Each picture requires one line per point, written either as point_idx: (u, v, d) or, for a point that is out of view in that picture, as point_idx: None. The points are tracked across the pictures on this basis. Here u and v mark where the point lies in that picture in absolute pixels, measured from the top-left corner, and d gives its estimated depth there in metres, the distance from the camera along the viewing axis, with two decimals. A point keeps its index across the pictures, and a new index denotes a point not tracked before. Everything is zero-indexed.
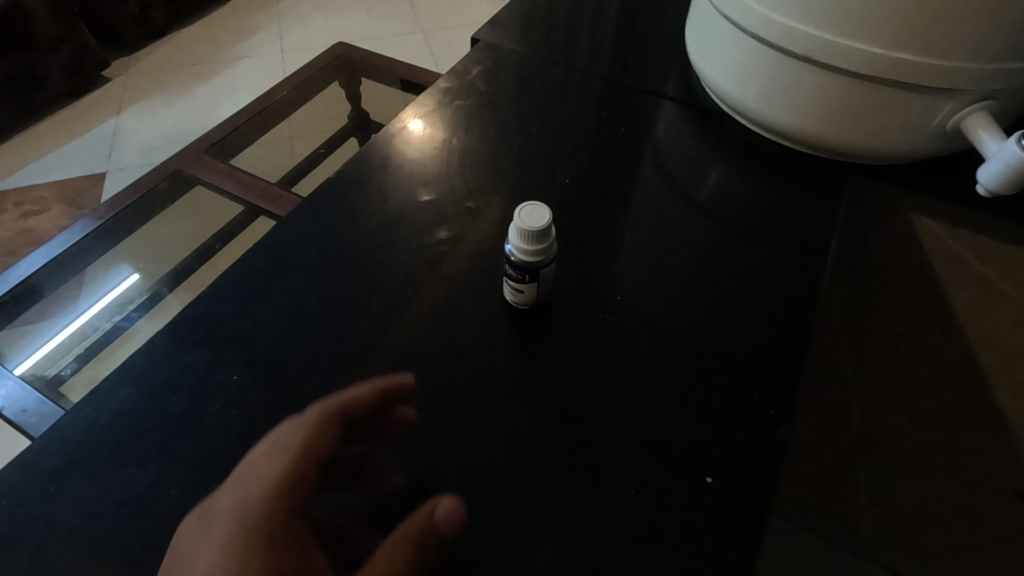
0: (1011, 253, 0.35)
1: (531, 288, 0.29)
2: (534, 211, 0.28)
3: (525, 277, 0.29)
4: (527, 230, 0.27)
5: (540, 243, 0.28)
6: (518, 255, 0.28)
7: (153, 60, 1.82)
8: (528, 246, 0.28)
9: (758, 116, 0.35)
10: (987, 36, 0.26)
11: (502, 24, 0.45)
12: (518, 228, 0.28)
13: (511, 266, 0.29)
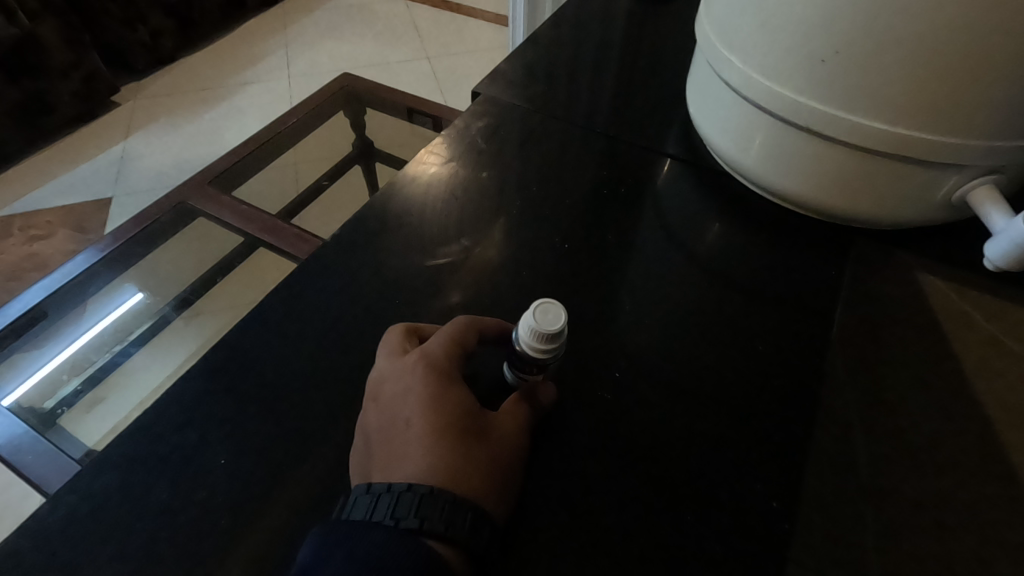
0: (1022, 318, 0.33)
1: (536, 377, 0.29)
2: (551, 313, 0.27)
3: (532, 369, 0.29)
4: (545, 334, 0.27)
5: (556, 343, 0.27)
6: (529, 352, 0.28)
7: (163, 87, 1.86)
8: (535, 344, 0.27)
9: (759, 179, 0.35)
10: (993, 113, 0.26)
11: (502, 76, 0.45)
12: (533, 331, 0.27)
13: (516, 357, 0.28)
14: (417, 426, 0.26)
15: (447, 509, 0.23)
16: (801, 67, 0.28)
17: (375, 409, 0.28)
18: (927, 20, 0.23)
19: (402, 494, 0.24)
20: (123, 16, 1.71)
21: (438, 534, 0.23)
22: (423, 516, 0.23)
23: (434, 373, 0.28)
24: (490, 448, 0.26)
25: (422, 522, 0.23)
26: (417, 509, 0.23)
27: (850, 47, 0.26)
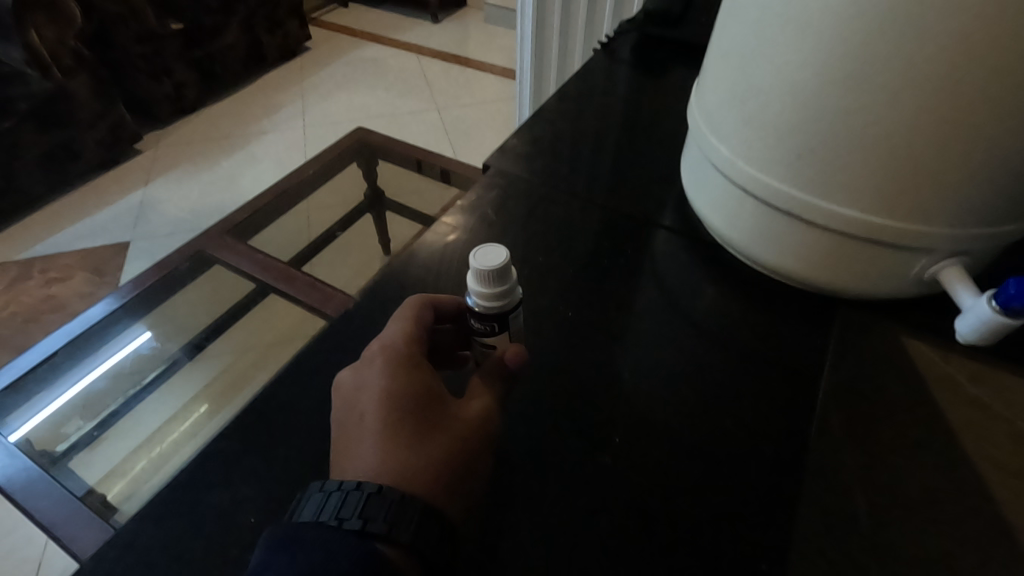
0: (1002, 380, 0.35)
1: (501, 330, 0.32)
2: (478, 261, 0.29)
3: (496, 318, 0.31)
4: (487, 269, 0.29)
5: (501, 277, 0.30)
6: (483, 293, 0.30)
7: (183, 135, 1.95)
8: (489, 297, 0.30)
9: (748, 253, 0.37)
10: (951, 206, 0.29)
11: (510, 150, 0.49)
12: (477, 269, 0.30)
13: (482, 328, 0.32)
14: (375, 417, 0.29)
15: (392, 512, 0.25)
16: (782, 160, 0.31)
17: (344, 406, 0.30)
18: (894, 125, 0.27)
19: (348, 495, 0.25)
20: (149, 70, 1.82)
21: (381, 533, 0.24)
22: (364, 516, 0.24)
23: (398, 374, 0.30)
24: (441, 441, 0.29)
25: (364, 523, 0.24)
26: (361, 511, 0.24)
27: (828, 146, 0.29)
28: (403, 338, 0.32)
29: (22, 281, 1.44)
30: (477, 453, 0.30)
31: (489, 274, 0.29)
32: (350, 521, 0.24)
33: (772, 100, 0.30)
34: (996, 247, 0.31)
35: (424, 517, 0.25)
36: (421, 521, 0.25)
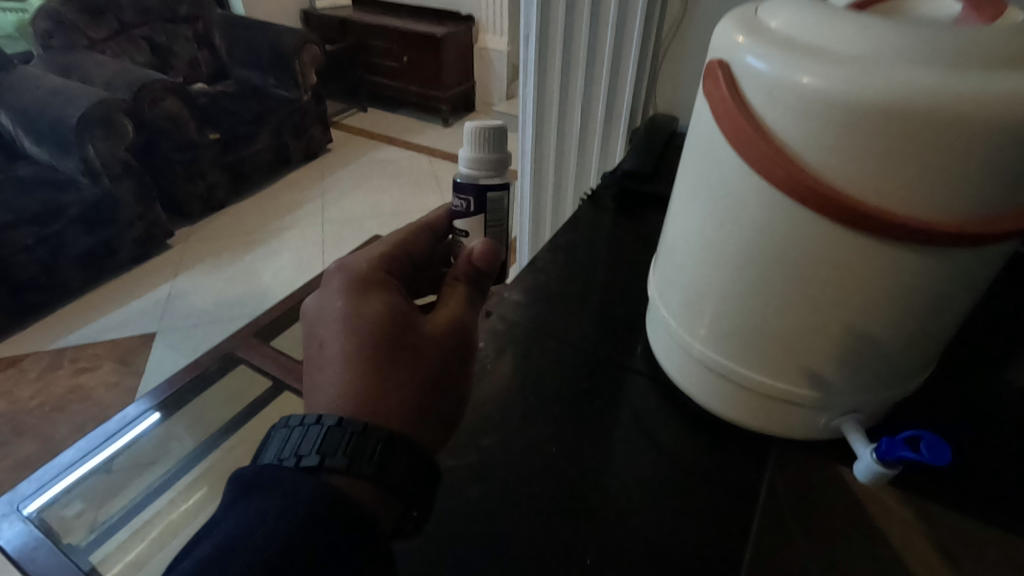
0: (920, 506, 0.41)
1: (478, 188, 0.47)
2: (477, 128, 0.46)
3: (479, 172, 0.47)
4: (483, 127, 0.46)
5: (490, 137, 0.46)
6: (476, 146, 0.46)
7: (212, 231, 2.11)
8: (475, 161, 0.47)
9: (696, 398, 0.46)
10: (833, 377, 0.38)
11: (509, 299, 0.60)
12: (476, 129, 0.46)
13: (469, 185, 0.47)
14: (343, 335, 0.41)
15: (344, 451, 0.35)
16: (710, 336, 0.41)
17: (323, 327, 0.43)
18: (785, 326, 0.37)
19: (309, 435, 0.35)
20: (187, 175, 2.02)
21: (332, 465, 0.34)
22: (321, 453, 0.34)
23: (363, 303, 0.44)
24: (394, 352, 0.41)
25: (320, 459, 0.34)
26: (318, 450, 0.35)
27: (745, 333, 0.39)
28: (366, 283, 0.46)
29: (53, 370, 1.54)
30: (424, 361, 0.42)
31: (483, 132, 0.46)
32: (308, 457, 0.34)
33: (699, 291, 0.41)
34: (877, 408, 0.41)
35: (369, 447, 0.36)
36: (365, 454, 0.35)
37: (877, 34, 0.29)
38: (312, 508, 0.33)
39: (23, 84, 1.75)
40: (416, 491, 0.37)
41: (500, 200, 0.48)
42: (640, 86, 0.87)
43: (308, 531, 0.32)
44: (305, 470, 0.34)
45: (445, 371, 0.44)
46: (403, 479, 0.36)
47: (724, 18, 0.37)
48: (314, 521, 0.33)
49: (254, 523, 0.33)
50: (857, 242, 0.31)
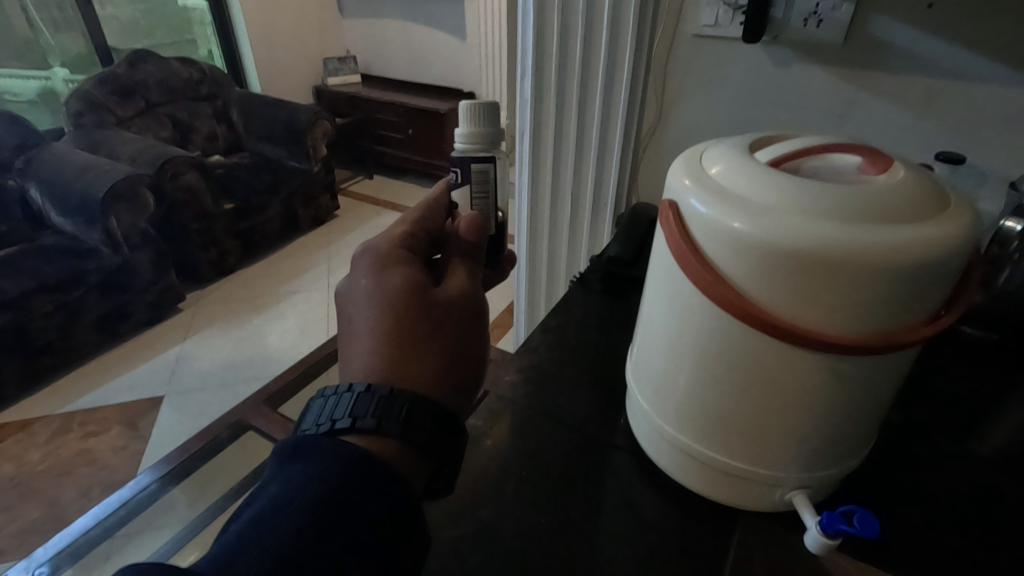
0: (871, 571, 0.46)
1: (468, 159, 0.58)
2: (472, 107, 0.58)
3: (469, 143, 0.58)
4: (473, 107, 0.58)
5: (479, 114, 0.58)
6: (467, 121, 0.58)
7: (221, 295, 2.19)
8: (468, 134, 0.58)
9: (671, 473, 0.52)
10: (782, 456, 0.45)
11: (505, 379, 0.67)
12: (468, 109, 0.58)
13: (457, 156, 0.59)
14: (370, 309, 0.45)
15: (375, 414, 0.38)
16: (677, 420, 0.48)
17: (351, 303, 0.47)
18: (737, 413, 0.44)
19: (344, 401, 0.39)
20: (200, 242, 2.12)
21: (364, 427, 0.38)
22: (353, 415, 0.38)
23: (385, 278, 0.47)
24: (417, 320, 0.45)
25: (353, 421, 0.38)
26: (349, 415, 0.38)
27: (703, 418, 0.46)
28: (388, 258, 0.50)
29: (62, 434, 1.57)
30: (443, 328, 0.46)
31: (475, 110, 0.57)
32: (342, 421, 0.38)
33: (666, 382, 0.48)
34: (824, 484, 0.47)
35: (398, 410, 0.39)
36: (395, 417, 0.39)
37: (787, 190, 0.37)
38: (347, 469, 0.36)
39: (54, 160, 1.87)
40: (442, 446, 0.41)
41: (483, 172, 0.59)
42: (624, 177, 0.97)
43: (345, 486, 0.35)
44: (340, 433, 0.38)
45: (468, 340, 0.47)
46: (430, 436, 0.40)
47: (674, 161, 0.45)
48: (351, 477, 0.36)
49: (296, 483, 0.36)
50: (783, 349, 0.39)
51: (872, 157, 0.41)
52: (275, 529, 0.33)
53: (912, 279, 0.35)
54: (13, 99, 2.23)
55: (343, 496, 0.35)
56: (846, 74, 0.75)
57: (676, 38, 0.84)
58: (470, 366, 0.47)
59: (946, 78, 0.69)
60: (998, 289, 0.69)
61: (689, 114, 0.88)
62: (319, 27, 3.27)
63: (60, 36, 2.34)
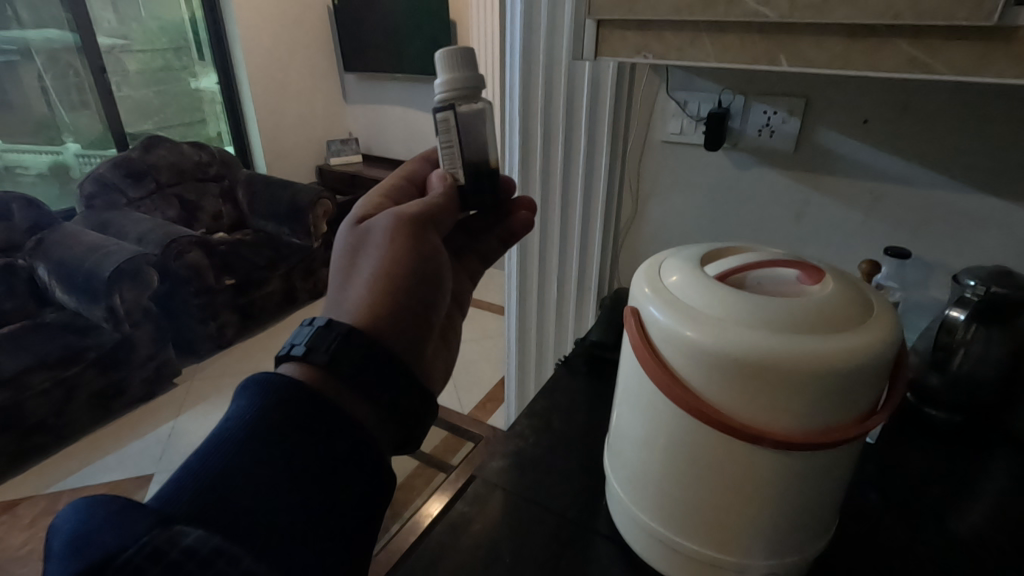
0: None
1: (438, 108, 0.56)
2: (450, 51, 0.55)
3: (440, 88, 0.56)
4: (447, 51, 0.55)
5: (451, 60, 0.55)
6: (440, 67, 0.56)
7: (217, 369, 2.22)
8: (443, 81, 0.56)
9: (650, 560, 0.54)
10: (748, 541, 0.48)
11: (492, 464, 0.70)
12: (445, 53, 0.55)
13: (438, 100, 0.57)
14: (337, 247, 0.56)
15: (307, 340, 0.45)
16: (652, 508, 0.51)
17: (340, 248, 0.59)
18: (703, 503, 0.47)
19: (295, 335, 0.46)
20: (200, 317, 2.17)
21: (300, 355, 0.44)
22: (295, 343, 0.45)
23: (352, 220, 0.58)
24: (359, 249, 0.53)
25: (291, 347, 0.45)
26: (293, 340, 0.46)
27: (677, 511, 0.49)
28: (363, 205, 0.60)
29: (47, 515, 1.55)
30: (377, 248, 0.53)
31: (446, 55, 0.55)
32: (291, 346, 0.45)
33: (640, 471, 0.51)
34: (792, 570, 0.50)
35: (333, 340, 0.45)
36: (328, 346, 0.44)
37: (729, 302, 0.43)
38: (275, 399, 0.41)
39: (64, 241, 1.94)
40: (377, 372, 0.45)
41: (446, 121, 0.56)
42: (605, 262, 1.04)
43: (278, 400, 0.41)
44: (284, 357, 0.45)
45: (400, 269, 0.51)
46: (360, 362, 0.44)
47: (638, 273, 0.52)
48: (283, 390, 0.42)
49: (235, 413, 0.41)
50: (738, 446, 0.43)
51: (808, 271, 0.47)
52: (218, 437, 0.40)
53: (842, 379, 0.40)
54: (23, 172, 2.37)
55: (274, 410, 0.41)
56: (799, 176, 0.83)
57: (647, 143, 0.93)
58: (407, 290, 0.51)
59: (888, 181, 0.78)
60: (953, 373, 0.72)
61: (663, 207, 0.96)
62: (323, 111, 3.47)
63: (76, 114, 2.48)
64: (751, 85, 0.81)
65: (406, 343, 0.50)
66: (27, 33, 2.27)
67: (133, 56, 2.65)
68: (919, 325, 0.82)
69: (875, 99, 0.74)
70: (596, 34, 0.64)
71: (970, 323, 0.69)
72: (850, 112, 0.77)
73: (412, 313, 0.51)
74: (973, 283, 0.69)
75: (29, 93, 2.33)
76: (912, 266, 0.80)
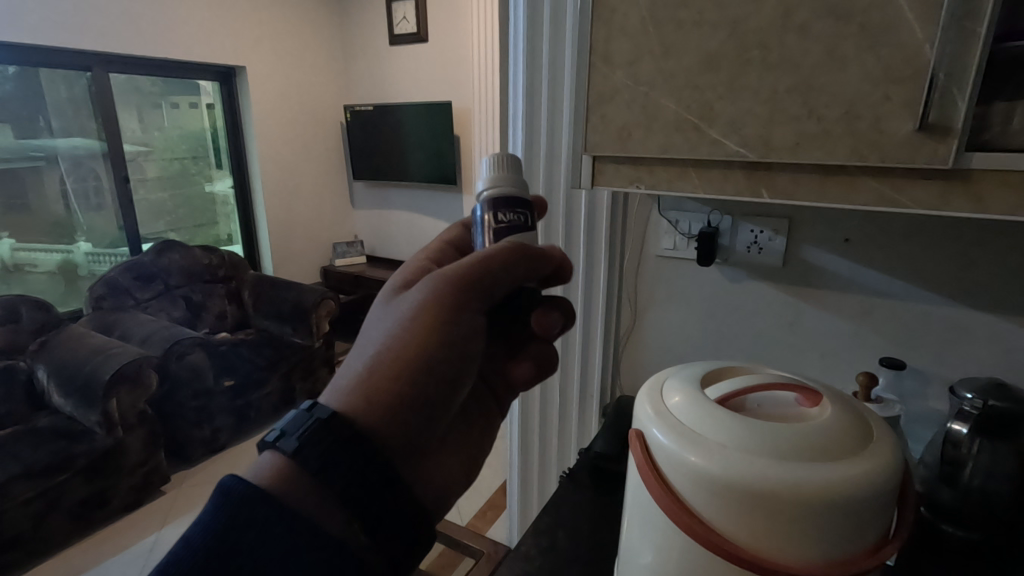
0: None
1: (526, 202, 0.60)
2: (499, 157, 0.61)
3: (519, 185, 0.60)
4: (505, 155, 0.61)
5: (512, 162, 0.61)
6: (509, 166, 0.60)
7: (206, 474, 2.15)
8: (514, 178, 0.60)
9: None
10: None
11: None
12: (501, 158, 0.60)
13: (512, 197, 0.59)
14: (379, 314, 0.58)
15: (288, 430, 0.48)
16: None
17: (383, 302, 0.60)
18: None
19: (286, 422, 0.48)
20: (195, 420, 2.14)
21: (280, 448, 0.47)
22: (276, 435, 0.48)
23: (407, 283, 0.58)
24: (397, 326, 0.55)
25: (272, 438, 0.48)
26: (277, 429, 0.49)
27: None
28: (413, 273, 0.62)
29: None
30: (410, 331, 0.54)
31: (508, 157, 0.61)
32: (271, 436, 0.48)
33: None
34: None
35: (325, 441, 0.47)
36: (309, 448, 0.46)
37: (737, 429, 0.44)
38: (236, 507, 0.43)
39: (68, 344, 1.95)
40: (364, 480, 0.47)
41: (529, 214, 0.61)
42: (607, 368, 1.06)
43: (263, 504, 0.43)
44: (266, 445, 0.48)
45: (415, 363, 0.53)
46: (347, 467, 0.46)
47: (641, 391, 0.53)
48: (269, 490, 0.45)
49: (200, 521, 0.43)
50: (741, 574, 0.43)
51: (806, 393, 0.48)
52: (191, 540, 0.43)
53: (842, 508, 0.40)
54: (31, 270, 2.41)
55: (260, 516, 0.43)
56: (789, 289, 0.87)
57: (643, 256, 0.98)
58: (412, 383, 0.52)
59: (876, 295, 0.81)
60: (965, 486, 0.71)
61: (661, 317, 0.99)
62: (331, 215, 3.64)
63: (92, 215, 2.55)
64: (737, 207, 0.88)
65: (405, 439, 0.52)
66: (56, 142, 2.40)
67: (153, 162, 2.78)
68: (925, 437, 0.82)
69: (853, 221, 0.80)
70: (592, 167, 0.70)
71: (973, 437, 0.69)
72: (831, 232, 0.82)
73: (417, 405, 0.53)
74: (970, 395, 0.71)
75: (49, 197, 2.42)
76: (909, 378, 0.81)
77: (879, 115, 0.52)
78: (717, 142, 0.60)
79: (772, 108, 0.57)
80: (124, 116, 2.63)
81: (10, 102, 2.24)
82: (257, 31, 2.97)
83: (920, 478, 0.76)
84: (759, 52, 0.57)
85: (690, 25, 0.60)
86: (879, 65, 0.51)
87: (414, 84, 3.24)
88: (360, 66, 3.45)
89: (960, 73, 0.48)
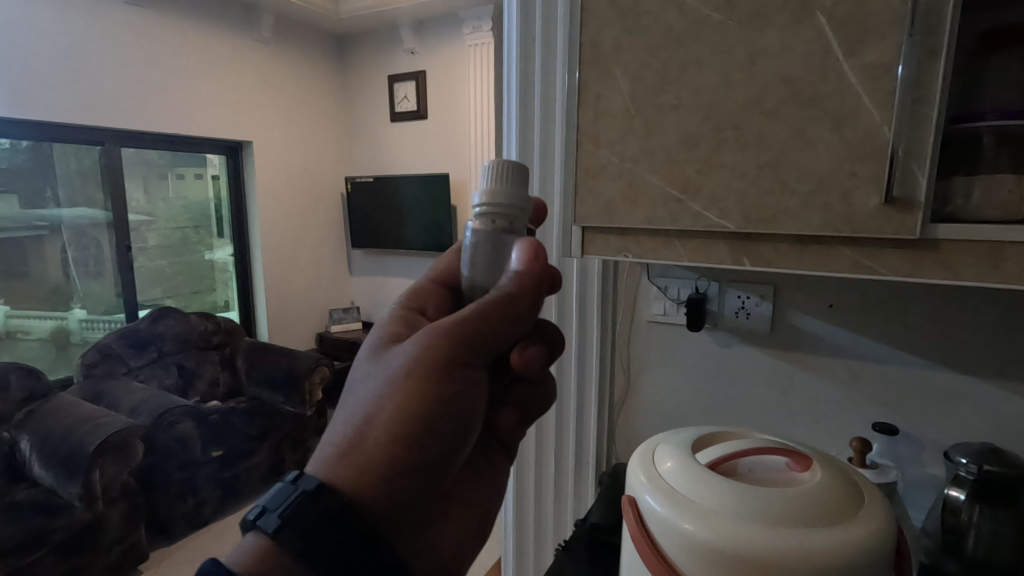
0: None
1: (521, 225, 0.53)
2: (500, 166, 0.51)
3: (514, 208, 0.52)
4: (503, 167, 0.51)
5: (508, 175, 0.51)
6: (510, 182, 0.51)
7: (186, 552, 2.06)
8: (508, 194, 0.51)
9: None
10: None
11: None
12: (502, 169, 0.51)
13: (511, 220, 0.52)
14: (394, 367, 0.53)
15: (273, 506, 0.48)
16: None
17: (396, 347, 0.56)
18: None
19: (269, 497, 0.49)
20: (179, 492, 2.08)
21: (260, 528, 0.48)
22: (259, 510, 0.49)
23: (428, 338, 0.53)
24: (413, 389, 0.52)
25: (255, 515, 0.49)
26: (262, 505, 0.49)
27: None
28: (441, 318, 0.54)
29: None
30: (427, 393, 0.52)
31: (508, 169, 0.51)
32: (253, 512, 0.49)
33: None
34: None
35: (301, 516, 0.47)
36: (288, 524, 0.47)
37: (722, 493, 0.44)
38: None
39: (55, 413, 1.91)
40: (349, 560, 0.46)
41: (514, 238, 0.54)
42: (601, 437, 1.05)
43: None
44: (250, 522, 0.49)
45: (420, 429, 0.52)
46: (330, 546, 0.46)
47: (634, 457, 0.53)
48: None
49: None
50: None
51: (797, 456, 0.49)
52: None
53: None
54: (23, 337, 2.39)
55: None
56: (779, 353, 0.89)
57: (635, 321, 1.00)
58: (414, 450, 0.51)
59: (865, 359, 0.82)
60: (969, 557, 0.69)
61: (654, 382, 1.00)
62: (327, 283, 3.68)
63: (89, 282, 2.58)
64: (724, 274, 0.91)
65: (392, 508, 0.51)
66: (62, 212, 2.47)
67: (155, 231, 2.84)
68: (925, 505, 0.80)
69: (836, 288, 0.83)
70: (581, 237, 0.74)
71: (972, 504, 0.69)
72: (816, 298, 0.85)
73: (408, 474, 0.51)
74: (965, 459, 0.70)
75: (49, 265, 2.46)
76: (904, 443, 0.81)
77: (847, 190, 0.56)
78: (698, 214, 0.64)
79: (748, 182, 0.61)
80: (130, 187, 2.71)
81: (20, 175, 2.32)
82: (264, 110, 3.14)
83: (924, 549, 0.74)
84: (733, 132, 0.61)
85: (669, 108, 0.65)
86: (843, 144, 0.55)
87: (413, 158, 3.38)
88: (362, 142, 3.62)
89: (917, 151, 0.53)
